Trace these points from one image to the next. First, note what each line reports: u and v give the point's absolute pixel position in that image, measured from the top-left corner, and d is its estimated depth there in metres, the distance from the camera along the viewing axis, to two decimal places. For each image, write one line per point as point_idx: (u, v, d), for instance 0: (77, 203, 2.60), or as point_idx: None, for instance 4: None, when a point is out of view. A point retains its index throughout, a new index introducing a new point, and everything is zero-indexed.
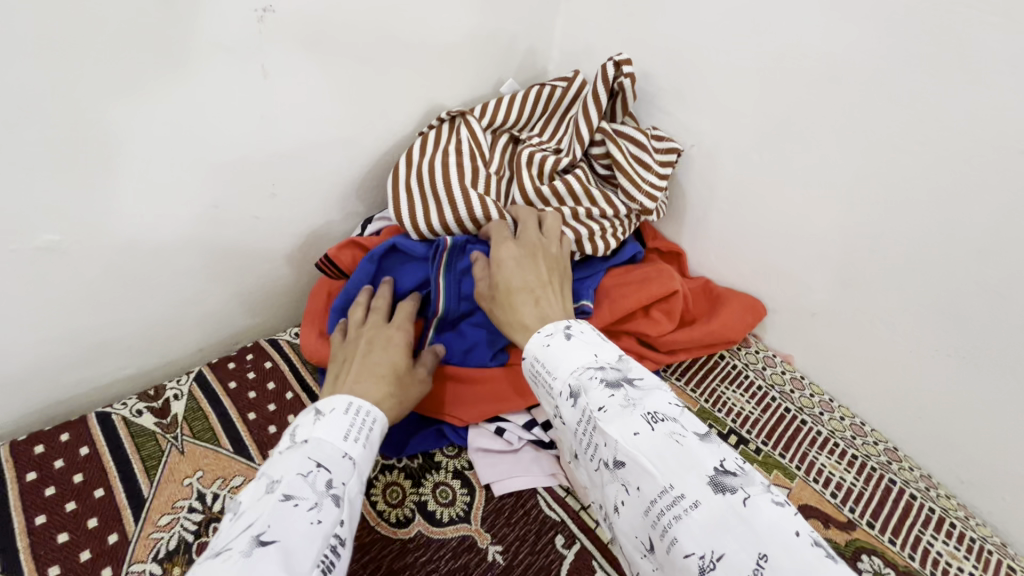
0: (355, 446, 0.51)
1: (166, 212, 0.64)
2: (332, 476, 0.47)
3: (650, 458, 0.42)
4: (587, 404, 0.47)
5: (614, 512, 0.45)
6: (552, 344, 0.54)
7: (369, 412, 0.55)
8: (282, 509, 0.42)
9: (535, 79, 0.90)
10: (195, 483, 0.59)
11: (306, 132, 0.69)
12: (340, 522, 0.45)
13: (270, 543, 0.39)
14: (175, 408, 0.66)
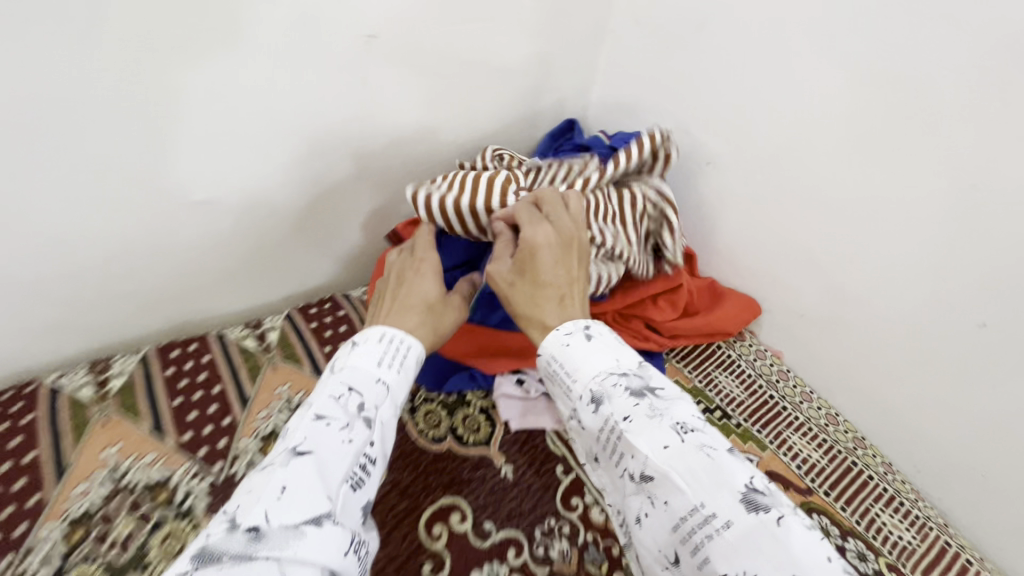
0: (388, 373, 0.61)
1: (280, 184, 0.82)
2: (363, 400, 0.56)
3: (680, 476, 0.47)
4: (610, 412, 0.53)
5: (637, 523, 0.50)
6: (570, 346, 0.60)
7: (402, 343, 0.65)
8: (318, 428, 0.52)
9: (578, 94, 1.04)
10: (284, 391, 0.77)
11: (388, 128, 0.86)
12: (370, 442, 0.55)
13: (307, 454, 0.50)
14: (270, 336, 0.85)
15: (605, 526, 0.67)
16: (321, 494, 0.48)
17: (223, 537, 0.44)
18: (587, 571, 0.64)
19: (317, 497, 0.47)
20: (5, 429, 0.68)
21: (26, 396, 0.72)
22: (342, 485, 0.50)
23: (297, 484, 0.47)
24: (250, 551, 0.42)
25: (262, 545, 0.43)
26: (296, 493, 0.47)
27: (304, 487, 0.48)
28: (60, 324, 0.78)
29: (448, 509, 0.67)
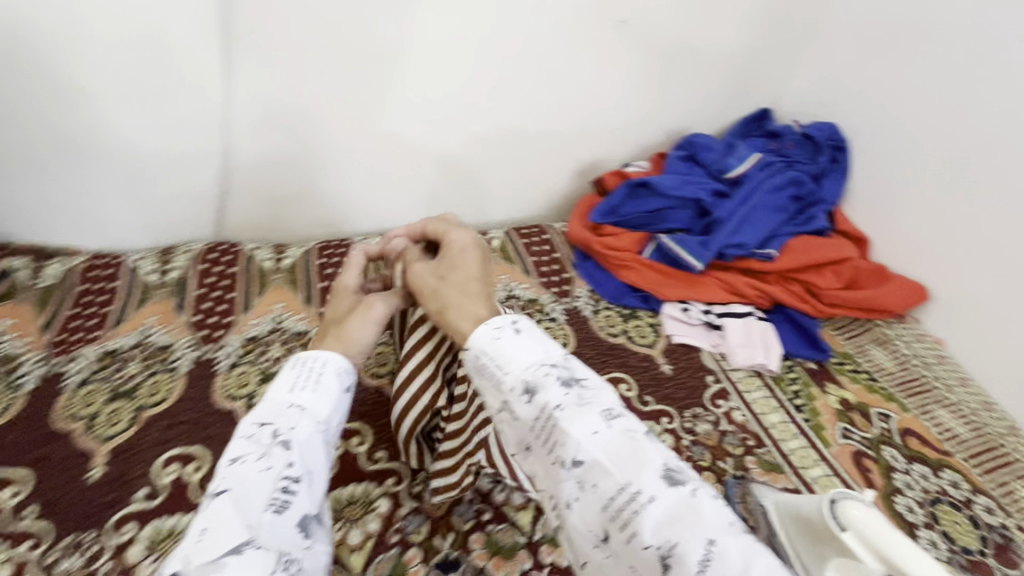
0: (304, 394, 0.52)
1: (529, 130, 1.08)
2: (276, 425, 0.48)
3: (610, 459, 0.44)
4: (544, 400, 0.47)
5: (566, 507, 0.46)
6: (500, 338, 0.51)
7: (316, 360, 0.55)
8: (233, 469, 0.45)
9: (780, 87, 1.17)
10: (504, 280, 1.02)
11: (614, 97, 1.08)
12: (291, 463, 0.46)
13: (222, 493, 0.43)
14: (494, 241, 1.11)
15: (744, 424, 0.83)
16: (239, 523, 0.41)
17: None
18: (727, 448, 0.79)
19: (235, 527, 0.41)
20: (336, 262, 1.02)
21: (346, 246, 1.06)
22: (263, 513, 0.43)
23: (217, 525, 0.41)
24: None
25: None
26: (214, 537, 0.40)
27: (219, 522, 0.41)
28: (368, 206, 1.10)
29: (618, 379, 0.87)
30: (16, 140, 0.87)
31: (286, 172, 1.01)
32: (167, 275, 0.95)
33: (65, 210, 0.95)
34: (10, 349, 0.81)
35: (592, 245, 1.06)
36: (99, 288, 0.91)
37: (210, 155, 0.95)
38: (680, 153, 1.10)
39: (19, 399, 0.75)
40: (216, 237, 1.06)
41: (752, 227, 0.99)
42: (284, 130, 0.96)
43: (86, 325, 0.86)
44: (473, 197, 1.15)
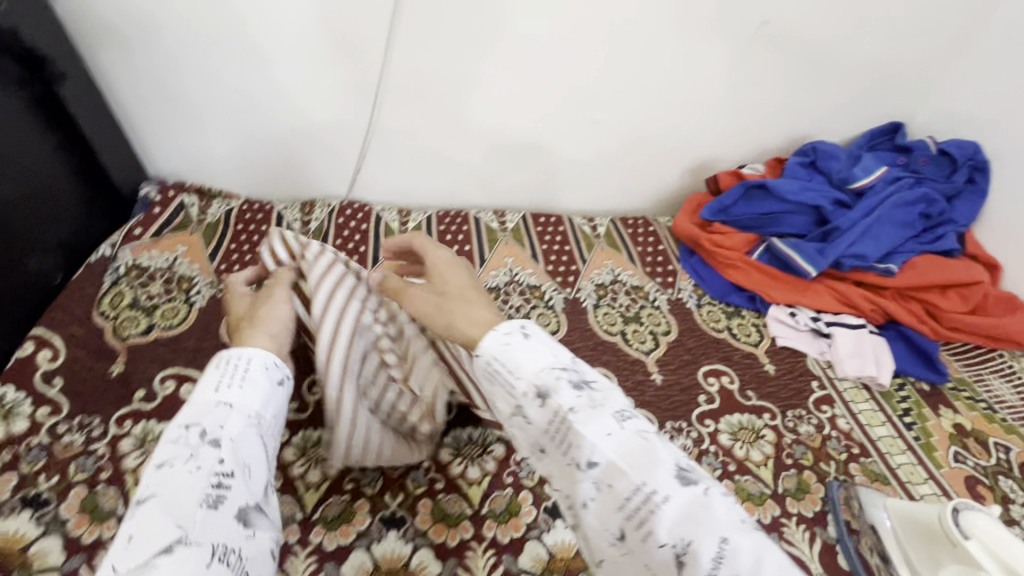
0: (231, 393, 0.47)
1: (649, 123, 1.11)
2: (202, 426, 0.44)
3: (624, 460, 0.40)
4: (556, 404, 0.42)
5: (582, 506, 0.42)
6: (511, 341, 0.45)
7: (239, 359, 0.51)
8: (159, 473, 0.41)
9: (915, 101, 1.14)
10: (609, 265, 1.06)
11: (740, 97, 1.09)
12: (223, 459, 0.42)
13: (149, 498, 0.39)
14: (600, 228, 1.14)
15: (849, 432, 0.82)
16: (166, 524, 0.37)
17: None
18: (829, 451, 0.79)
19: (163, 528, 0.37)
20: (454, 231, 1.09)
21: (464, 216, 1.13)
22: (196, 509, 0.39)
23: (147, 526, 0.37)
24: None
25: None
26: (144, 538, 0.36)
27: (148, 524, 0.37)
28: (486, 181, 1.17)
29: (720, 371, 0.89)
30: (204, 91, 0.98)
31: (420, 141, 1.08)
32: (309, 224, 1.06)
33: (230, 157, 1.08)
34: (183, 270, 0.92)
35: (700, 241, 1.06)
36: (254, 229, 1.03)
37: (359, 119, 1.04)
38: (801, 159, 1.09)
39: (193, 313, 0.86)
40: (348, 196, 1.16)
41: (875, 240, 0.97)
42: (427, 103, 1.03)
43: (244, 259, 0.97)
44: (583, 184, 1.19)
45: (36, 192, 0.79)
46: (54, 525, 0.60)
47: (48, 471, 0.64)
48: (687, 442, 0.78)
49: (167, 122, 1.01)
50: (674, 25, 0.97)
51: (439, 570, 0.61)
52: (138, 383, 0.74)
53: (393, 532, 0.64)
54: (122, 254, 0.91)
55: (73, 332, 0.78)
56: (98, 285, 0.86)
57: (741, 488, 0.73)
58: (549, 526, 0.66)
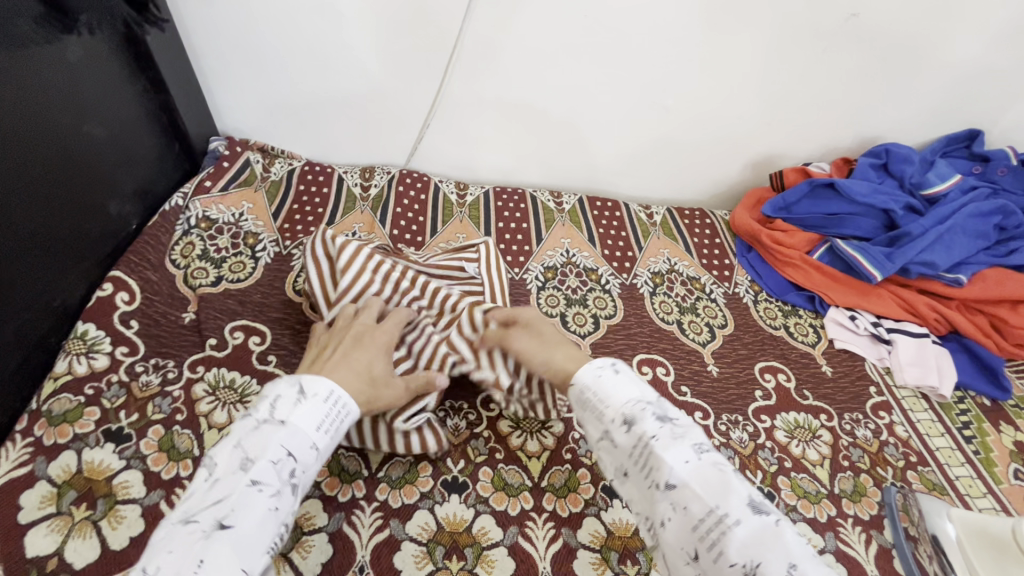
0: (324, 438, 0.52)
1: (719, 113, 1.08)
2: (294, 466, 0.49)
3: (700, 484, 0.45)
4: (642, 430, 0.49)
5: (660, 525, 0.47)
6: (604, 375, 0.54)
7: (347, 402, 0.55)
8: (247, 494, 0.46)
9: (999, 108, 1.10)
10: (665, 254, 1.05)
11: (816, 92, 1.06)
12: (291, 509, 0.49)
13: (233, 524, 0.44)
14: (657, 216, 1.13)
15: (907, 440, 0.81)
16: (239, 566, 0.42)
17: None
18: (886, 457, 0.79)
19: (233, 565, 0.42)
20: (512, 208, 1.09)
21: (520, 193, 1.13)
22: (260, 554, 0.45)
23: (221, 555, 0.42)
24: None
25: None
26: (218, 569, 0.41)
27: (223, 553, 0.42)
28: (544, 161, 1.16)
29: (776, 368, 0.88)
30: (276, 50, 0.98)
31: (486, 115, 1.08)
32: (369, 190, 1.07)
33: (295, 119, 1.08)
34: (249, 226, 0.94)
35: (760, 237, 1.05)
36: (315, 191, 1.04)
37: (427, 89, 1.03)
38: (873, 160, 1.06)
39: (258, 269, 0.88)
40: (406, 165, 1.16)
41: (946, 249, 0.95)
42: (498, 77, 1.02)
43: (306, 220, 0.99)
44: (641, 170, 1.17)
45: (118, 136, 0.81)
46: (135, 459, 0.62)
47: (127, 409, 0.66)
48: (743, 435, 0.78)
49: (237, 79, 1.02)
50: (760, 12, 0.94)
51: (500, 536, 0.62)
52: (210, 331, 0.76)
53: (455, 496, 0.65)
54: (193, 205, 0.93)
55: (149, 277, 0.80)
56: (170, 234, 0.88)
57: (796, 485, 0.73)
58: (607, 504, 0.67)
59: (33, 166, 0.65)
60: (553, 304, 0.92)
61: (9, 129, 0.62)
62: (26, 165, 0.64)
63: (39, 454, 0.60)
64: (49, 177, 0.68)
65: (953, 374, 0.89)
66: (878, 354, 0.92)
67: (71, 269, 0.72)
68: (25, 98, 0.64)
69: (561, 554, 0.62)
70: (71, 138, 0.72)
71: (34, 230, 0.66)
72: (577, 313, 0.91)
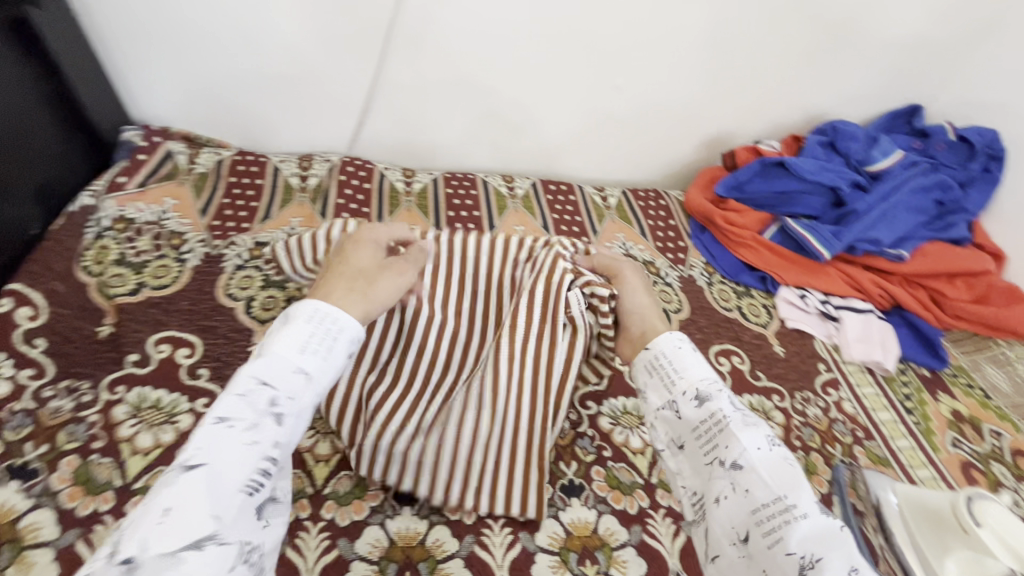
0: (311, 362, 0.45)
1: (671, 89, 1.06)
2: (275, 395, 0.42)
3: (771, 473, 0.45)
4: (717, 408, 0.49)
5: (711, 501, 0.47)
6: (683, 348, 0.53)
7: (336, 319, 0.48)
8: (219, 433, 0.39)
9: (938, 82, 1.13)
10: (620, 238, 1.03)
11: (766, 67, 1.05)
12: (279, 441, 0.42)
13: (198, 466, 0.38)
14: (611, 199, 1.11)
15: (854, 416, 0.84)
16: (204, 512, 0.36)
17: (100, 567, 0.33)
18: (835, 434, 0.81)
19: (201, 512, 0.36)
20: (463, 195, 1.04)
21: (471, 179, 1.08)
22: (235, 495, 0.38)
23: (187, 501, 0.36)
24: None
25: None
26: (184, 518, 0.36)
27: (190, 498, 0.37)
28: (495, 144, 1.11)
29: (731, 351, 0.88)
30: (194, 26, 0.89)
31: (431, 96, 1.01)
32: (308, 180, 1.00)
33: (221, 103, 0.99)
34: (173, 225, 0.86)
35: (713, 218, 1.05)
36: (248, 182, 0.96)
37: (365, 69, 0.96)
38: (821, 137, 1.07)
39: (185, 272, 0.80)
40: (348, 151, 1.09)
41: (889, 225, 0.97)
42: (442, 54, 0.96)
43: (238, 216, 0.91)
44: (595, 152, 1.14)
45: (12, 128, 0.73)
46: (45, 497, 0.56)
47: (35, 439, 0.60)
48: None
49: (152, 59, 0.92)
50: None
51: (456, 548, 0.60)
52: (130, 346, 0.70)
53: (408, 508, 0.62)
54: (106, 204, 0.85)
55: (56, 289, 0.73)
56: (80, 238, 0.80)
57: None
58: (565, 504, 0.66)
59: None
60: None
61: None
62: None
63: None
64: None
65: (895, 350, 0.91)
66: (827, 332, 0.94)
67: None
68: None
69: (519, 561, 0.60)
70: None
71: None
72: None
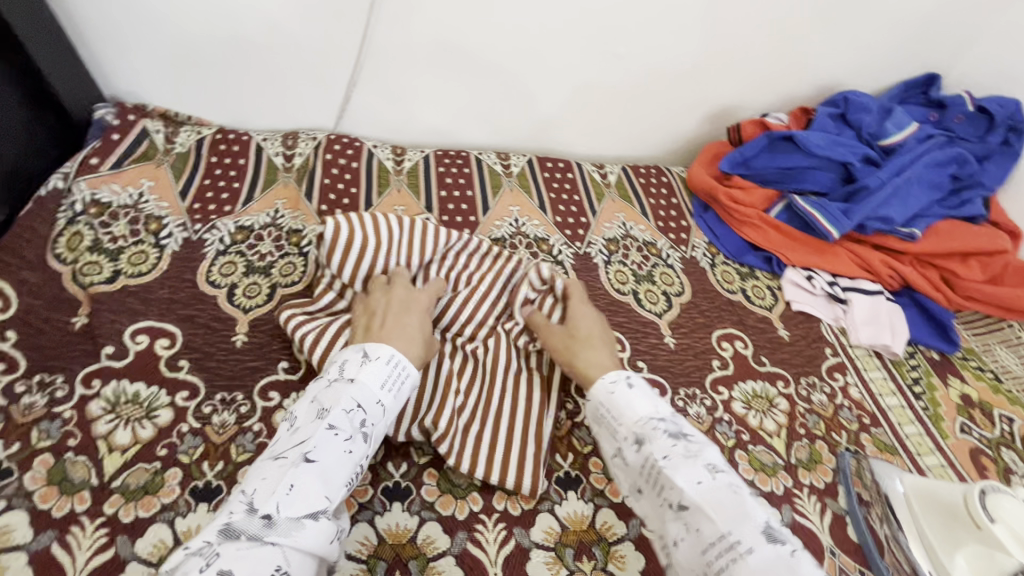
0: (389, 396, 0.56)
1: (674, 60, 1.00)
2: (366, 417, 0.53)
3: (712, 506, 0.47)
4: (650, 451, 0.51)
5: (672, 545, 0.49)
6: (616, 391, 0.57)
7: (407, 365, 0.59)
8: (327, 437, 0.50)
9: (957, 51, 1.07)
10: (620, 218, 0.99)
11: (775, 35, 0.99)
12: (366, 455, 0.53)
13: (314, 462, 0.48)
14: (611, 176, 1.06)
15: (860, 402, 0.81)
16: (320, 495, 0.47)
17: (242, 517, 0.44)
18: (841, 421, 0.78)
19: (317, 493, 0.47)
20: (455, 173, 1.00)
21: (464, 157, 1.03)
22: (340, 487, 0.49)
23: (306, 484, 0.47)
24: (263, 536, 0.43)
25: (272, 533, 0.44)
26: (305, 494, 0.46)
27: (308, 482, 0.47)
28: (489, 120, 1.05)
29: (734, 336, 0.85)
30: None
31: (420, 68, 0.96)
32: (293, 159, 0.95)
33: (196, 77, 0.94)
34: (151, 209, 0.82)
35: (717, 195, 1.00)
36: (229, 163, 0.92)
37: (349, 38, 0.91)
38: (832, 110, 1.02)
39: (164, 258, 0.77)
40: (335, 129, 1.04)
41: (902, 202, 0.93)
42: (429, 21, 0.90)
43: (219, 198, 0.87)
44: (594, 127, 1.09)
45: None
46: (18, 497, 0.54)
47: (6, 437, 0.58)
48: (701, 410, 0.75)
49: (119, 30, 0.86)
50: None
51: (448, 545, 0.58)
52: (106, 338, 0.67)
53: (398, 504, 0.60)
54: (78, 186, 0.81)
55: (27, 279, 0.70)
56: (51, 224, 0.76)
57: (755, 459, 0.71)
58: (561, 498, 0.63)
59: None
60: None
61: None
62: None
63: None
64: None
65: (906, 334, 0.88)
66: (835, 315, 0.91)
67: None
68: None
69: (513, 556, 0.58)
70: None
71: None
72: None
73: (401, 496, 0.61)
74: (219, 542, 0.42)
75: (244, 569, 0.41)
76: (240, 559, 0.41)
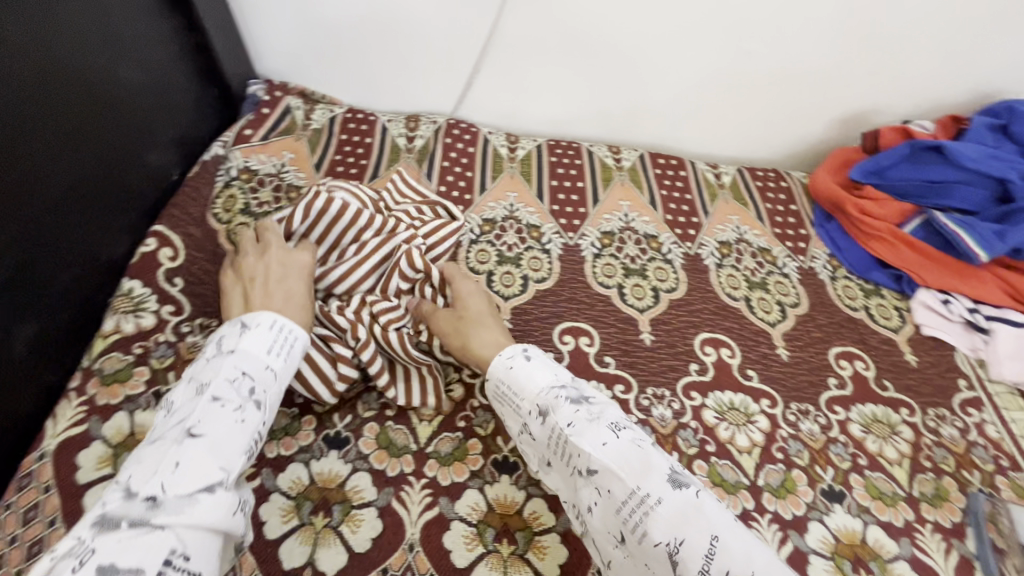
0: (277, 361, 0.55)
1: (808, 59, 0.95)
2: (255, 385, 0.52)
3: (621, 465, 0.46)
4: (555, 421, 0.52)
5: (586, 511, 0.48)
6: (514, 363, 0.58)
7: (293, 327, 0.58)
8: (212, 410, 0.48)
9: None
10: (733, 220, 0.96)
11: (928, 35, 0.92)
12: (262, 423, 0.51)
13: (200, 435, 0.46)
14: (725, 177, 1.03)
15: (998, 442, 0.74)
16: (212, 466, 0.45)
17: (120, 505, 0.41)
18: (973, 459, 0.72)
19: (208, 466, 0.45)
20: (567, 163, 1.01)
21: (576, 148, 1.04)
22: (239, 456, 0.48)
23: (194, 457, 0.45)
24: (149, 517, 0.41)
25: (159, 512, 0.41)
26: (193, 468, 0.44)
27: (196, 459, 0.45)
28: (603, 111, 1.05)
29: (853, 355, 0.80)
30: None
31: (542, 58, 0.97)
32: (415, 141, 1.00)
33: (334, 59, 1.01)
34: (292, 178, 0.90)
35: (844, 205, 0.94)
36: (358, 141, 0.98)
37: (479, 26, 0.94)
38: (991, 120, 0.92)
39: None
40: (453, 114, 1.08)
41: None
42: (560, 11, 0.91)
43: (349, 172, 0.94)
44: (711, 124, 1.05)
45: (158, 86, 0.80)
46: None
47: (176, 369, 0.66)
48: (814, 427, 0.72)
49: (276, 12, 0.95)
50: None
51: (553, 522, 0.60)
52: None
53: (506, 477, 0.63)
54: (234, 155, 0.90)
55: (192, 233, 0.79)
56: (211, 186, 0.86)
57: (870, 485, 0.68)
58: None
59: (66, 105, 0.64)
60: (538, 266, 0.84)
61: (26, 49, 0.59)
62: (54, 104, 0.62)
63: (94, 413, 0.62)
64: (80, 117, 0.66)
65: None
66: (972, 345, 0.83)
67: (110, 222, 0.72)
68: (50, 24, 0.61)
69: None
70: (104, 76, 0.70)
71: (76, 184, 0.66)
72: (636, 284, 0.84)
73: (511, 470, 0.64)
74: (93, 537, 0.39)
75: (129, 561, 0.38)
76: (123, 549, 0.39)
